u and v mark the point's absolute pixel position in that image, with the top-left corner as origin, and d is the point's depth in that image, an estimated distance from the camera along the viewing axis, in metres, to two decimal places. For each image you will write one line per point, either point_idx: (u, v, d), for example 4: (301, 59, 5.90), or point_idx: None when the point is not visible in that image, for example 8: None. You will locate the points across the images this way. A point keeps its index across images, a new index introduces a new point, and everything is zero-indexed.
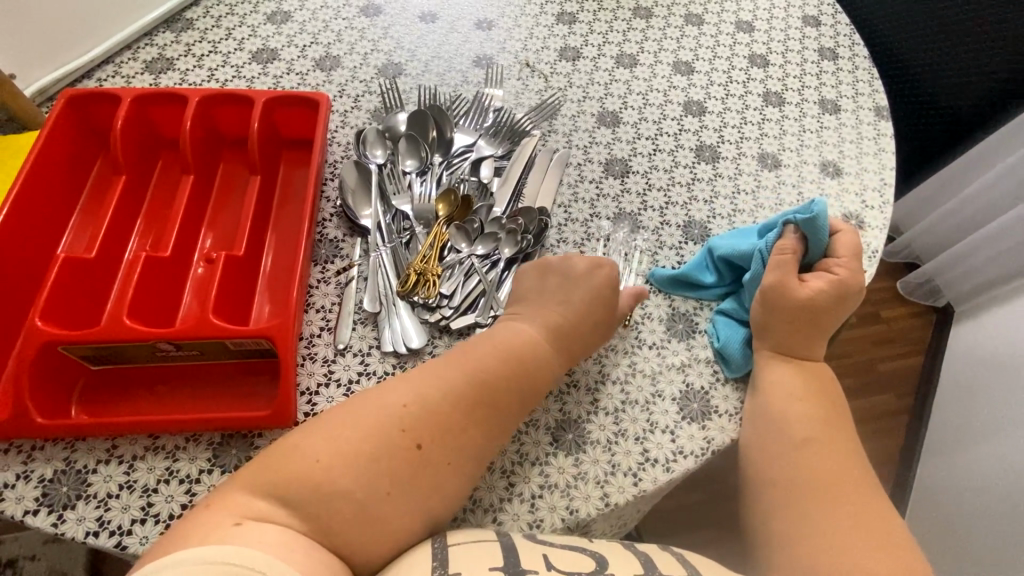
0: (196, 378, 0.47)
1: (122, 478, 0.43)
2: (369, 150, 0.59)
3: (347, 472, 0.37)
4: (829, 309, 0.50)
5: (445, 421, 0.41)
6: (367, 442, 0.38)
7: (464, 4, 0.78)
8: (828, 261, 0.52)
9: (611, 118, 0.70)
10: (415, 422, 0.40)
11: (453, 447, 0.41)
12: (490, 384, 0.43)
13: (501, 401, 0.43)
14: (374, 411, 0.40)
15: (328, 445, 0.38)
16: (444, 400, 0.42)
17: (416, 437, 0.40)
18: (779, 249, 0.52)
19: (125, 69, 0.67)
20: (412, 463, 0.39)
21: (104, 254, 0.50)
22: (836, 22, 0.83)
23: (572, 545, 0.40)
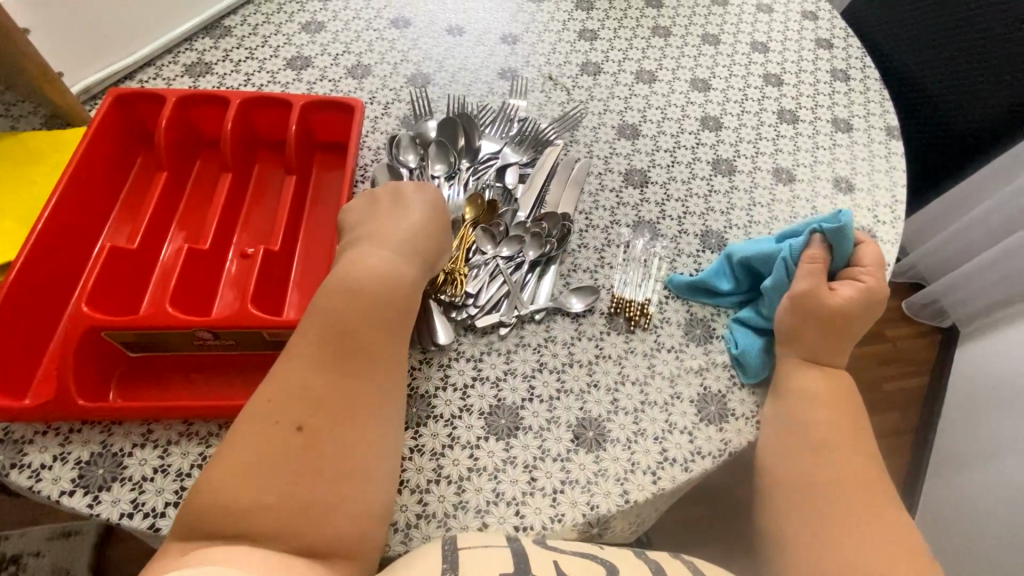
0: (230, 368, 0.49)
1: (157, 462, 0.45)
2: (401, 154, 0.62)
3: (245, 484, 0.36)
4: (858, 317, 0.51)
5: (311, 401, 0.40)
6: (250, 446, 0.38)
7: (490, 19, 0.81)
8: (853, 270, 0.54)
9: (631, 131, 0.72)
10: (283, 410, 0.39)
11: (339, 418, 0.40)
12: (348, 336, 0.43)
13: (360, 360, 0.42)
14: (252, 417, 0.39)
15: (219, 465, 0.37)
16: (309, 380, 0.41)
17: (294, 420, 0.39)
18: (810, 259, 0.53)
19: (165, 72, 0.70)
20: (303, 446, 0.38)
21: (145, 247, 0.52)
22: (848, 45, 0.86)
23: (581, 551, 0.40)
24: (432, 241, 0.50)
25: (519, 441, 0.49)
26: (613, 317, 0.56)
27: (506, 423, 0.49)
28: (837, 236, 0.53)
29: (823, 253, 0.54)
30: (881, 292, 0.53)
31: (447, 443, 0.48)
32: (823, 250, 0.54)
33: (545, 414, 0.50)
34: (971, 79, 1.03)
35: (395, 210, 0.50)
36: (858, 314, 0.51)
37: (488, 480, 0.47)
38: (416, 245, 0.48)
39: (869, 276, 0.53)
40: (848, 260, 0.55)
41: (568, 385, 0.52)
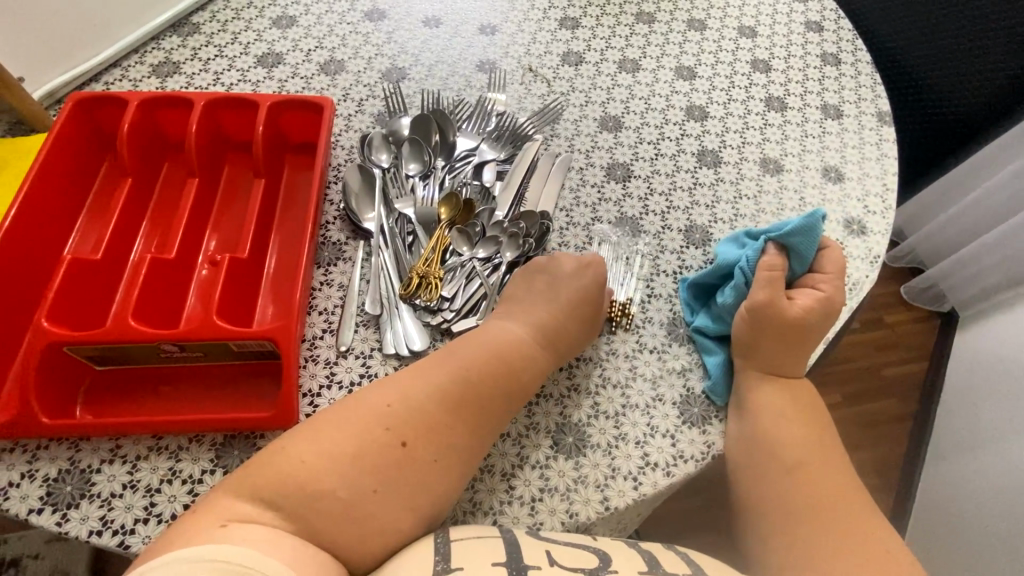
0: (198, 380, 0.48)
1: (126, 477, 0.44)
2: (374, 154, 0.60)
3: (328, 473, 0.37)
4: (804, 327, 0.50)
5: (434, 424, 0.41)
6: (354, 441, 0.39)
7: (468, 10, 0.79)
8: (812, 278, 0.53)
9: (613, 123, 0.70)
10: (399, 421, 0.40)
11: (443, 450, 0.41)
12: (476, 387, 0.44)
13: (492, 407, 0.44)
14: (371, 408, 0.41)
15: (313, 443, 0.38)
16: (428, 405, 0.42)
17: (402, 436, 0.40)
18: (766, 266, 0.52)
19: (132, 73, 0.68)
20: (397, 465, 0.39)
21: (109, 256, 0.51)
22: (839, 28, 0.84)
23: (577, 541, 0.40)
24: (585, 325, 0.51)
25: (496, 448, 0.47)
26: None
27: None
28: (796, 244, 0.52)
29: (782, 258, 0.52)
30: (836, 300, 0.52)
31: None
32: (783, 258, 0.52)
33: (523, 421, 0.49)
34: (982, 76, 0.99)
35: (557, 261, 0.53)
36: (801, 318, 0.50)
37: (465, 489, 0.46)
38: (576, 306, 0.50)
39: (824, 283, 0.52)
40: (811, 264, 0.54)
41: (548, 389, 0.51)
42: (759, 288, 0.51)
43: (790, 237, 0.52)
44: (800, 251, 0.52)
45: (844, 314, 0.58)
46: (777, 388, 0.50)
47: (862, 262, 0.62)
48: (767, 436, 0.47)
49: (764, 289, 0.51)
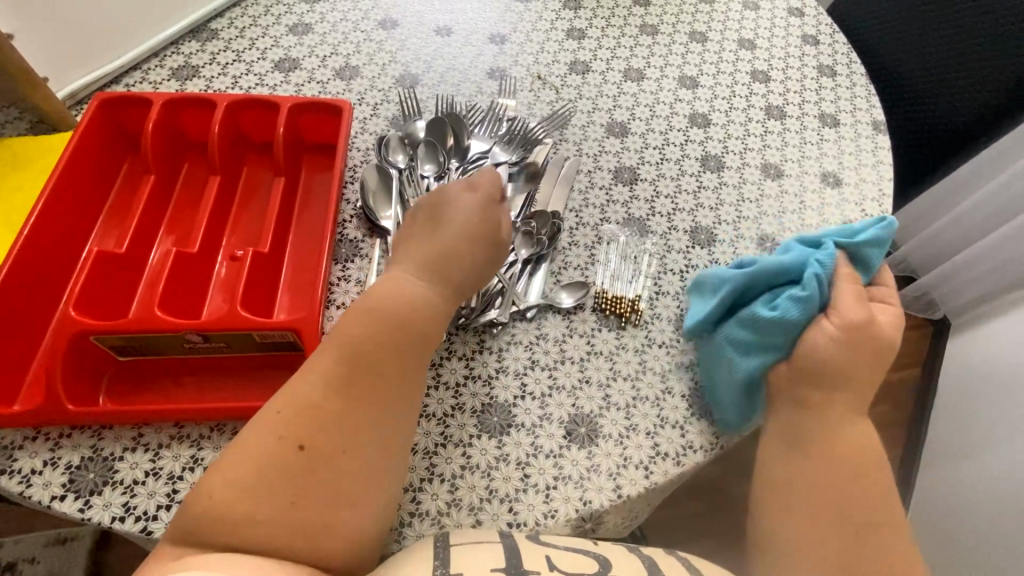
0: (221, 370, 0.49)
1: (148, 465, 0.44)
2: (390, 154, 0.62)
3: (240, 500, 0.36)
4: (885, 344, 0.48)
5: (318, 417, 0.39)
6: (255, 461, 0.37)
7: (478, 20, 0.81)
8: (876, 289, 0.51)
9: (619, 129, 0.72)
10: (289, 425, 0.38)
11: (347, 436, 0.39)
12: (358, 364, 0.41)
13: (379, 385, 0.41)
14: (266, 421, 0.39)
15: (218, 477, 0.37)
16: (309, 398, 0.39)
17: (298, 438, 0.38)
18: (845, 277, 0.49)
19: (152, 76, 0.70)
20: (305, 467, 0.37)
21: (133, 250, 0.52)
22: (834, 41, 0.87)
23: (575, 546, 0.41)
24: (472, 279, 0.48)
25: (511, 437, 0.49)
26: (602, 315, 0.57)
27: (500, 420, 0.50)
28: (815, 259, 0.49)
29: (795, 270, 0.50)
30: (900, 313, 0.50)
31: (440, 442, 0.48)
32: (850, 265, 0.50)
33: (536, 411, 0.50)
34: (975, 92, 1.01)
35: (448, 212, 0.49)
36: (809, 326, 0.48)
37: (481, 477, 0.47)
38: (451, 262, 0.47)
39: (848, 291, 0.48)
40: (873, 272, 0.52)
41: (560, 381, 0.52)
42: (835, 303, 0.48)
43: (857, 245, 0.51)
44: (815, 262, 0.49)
45: None
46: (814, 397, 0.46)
47: None
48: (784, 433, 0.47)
49: (849, 300, 0.48)
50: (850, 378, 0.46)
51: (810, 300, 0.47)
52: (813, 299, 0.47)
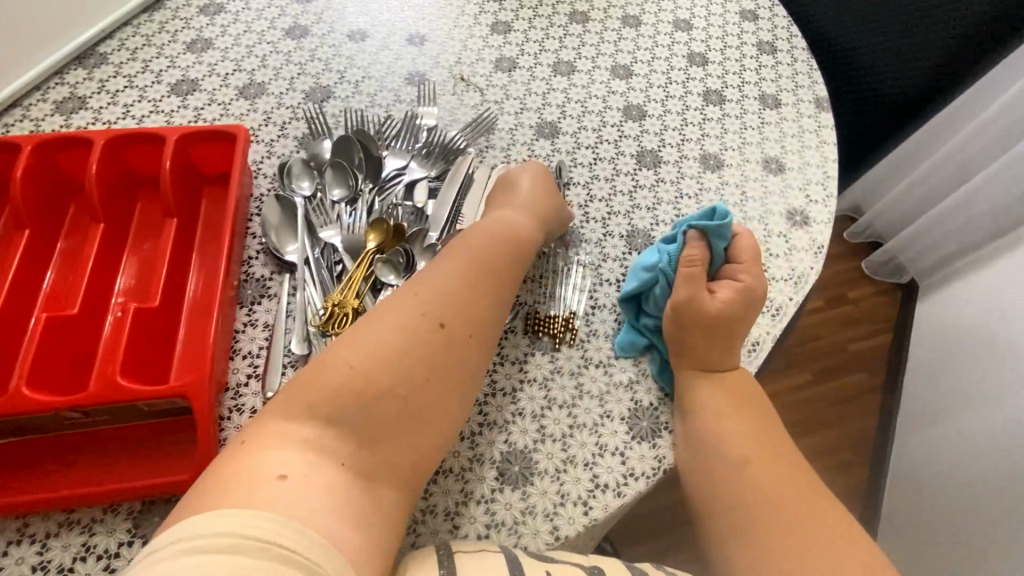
0: (105, 444, 0.43)
1: (35, 559, 0.41)
2: (294, 182, 0.57)
3: (349, 407, 0.36)
4: (731, 317, 0.49)
5: (443, 344, 0.41)
6: (365, 372, 0.37)
7: (395, 20, 0.76)
8: (731, 268, 0.52)
9: (550, 129, 0.68)
10: (379, 371, 0.38)
11: (435, 379, 0.40)
12: (475, 313, 0.44)
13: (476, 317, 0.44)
14: (347, 349, 0.38)
15: (327, 379, 0.37)
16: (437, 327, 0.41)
17: (426, 350, 0.40)
18: (686, 261, 0.51)
19: (34, 112, 0.64)
20: (413, 382, 0.39)
21: (7, 316, 0.47)
22: (773, 15, 0.83)
23: (569, 559, 0.38)
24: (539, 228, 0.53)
25: (438, 485, 0.45)
26: (534, 336, 0.53)
27: None
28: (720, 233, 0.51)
29: (702, 250, 0.51)
30: (757, 286, 0.50)
31: None
32: (702, 248, 0.51)
33: (466, 453, 0.47)
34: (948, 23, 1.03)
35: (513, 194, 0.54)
36: (726, 310, 0.49)
37: (408, 534, 0.43)
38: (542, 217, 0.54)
39: (744, 272, 0.51)
40: (727, 255, 0.53)
41: (490, 417, 0.49)
42: (679, 285, 0.50)
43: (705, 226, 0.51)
44: (719, 235, 0.51)
45: (790, 308, 0.57)
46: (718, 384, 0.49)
47: (807, 253, 0.61)
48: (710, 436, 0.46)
49: (683, 285, 0.50)
50: (729, 354, 0.50)
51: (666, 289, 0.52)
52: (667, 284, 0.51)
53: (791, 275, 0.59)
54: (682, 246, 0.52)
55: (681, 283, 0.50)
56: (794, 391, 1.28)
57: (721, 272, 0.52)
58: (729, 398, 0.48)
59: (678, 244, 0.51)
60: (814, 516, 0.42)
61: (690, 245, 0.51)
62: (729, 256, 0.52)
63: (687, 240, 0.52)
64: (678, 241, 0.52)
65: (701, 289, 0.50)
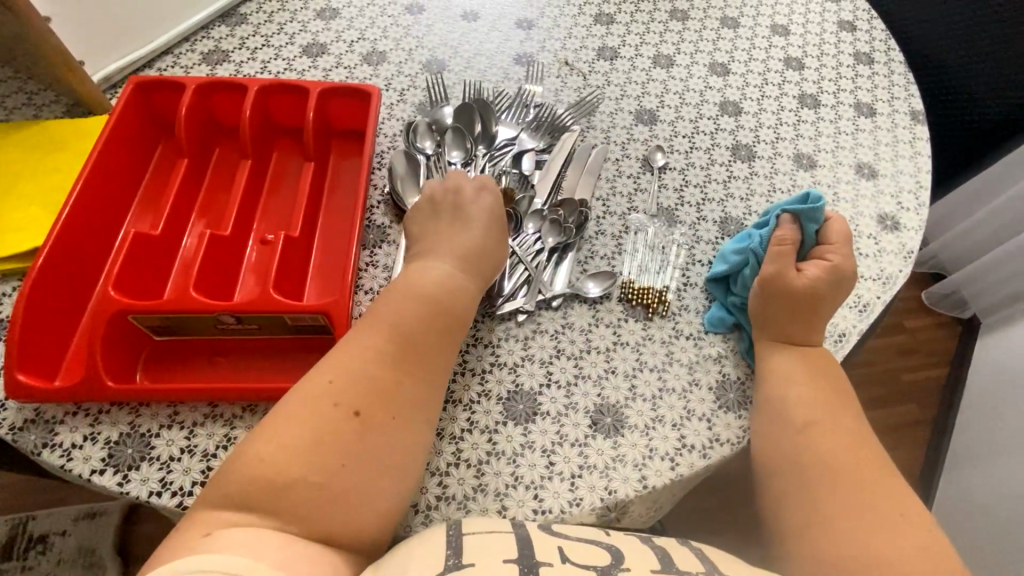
0: (252, 350, 0.49)
1: (183, 442, 0.46)
2: (418, 140, 0.62)
3: (297, 460, 0.38)
4: (818, 296, 0.52)
5: (380, 391, 0.42)
6: (313, 428, 0.39)
7: (505, 5, 0.81)
8: (820, 249, 0.55)
9: (648, 117, 0.71)
10: (348, 394, 0.41)
11: (398, 404, 0.42)
12: (412, 344, 0.44)
13: (426, 345, 0.45)
14: (307, 402, 0.40)
15: (281, 428, 0.39)
16: (365, 366, 0.42)
17: (354, 406, 0.41)
18: (777, 241, 0.54)
19: (183, 61, 0.70)
20: (354, 432, 0.40)
21: (168, 233, 0.53)
22: (871, 27, 0.84)
23: (589, 537, 0.40)
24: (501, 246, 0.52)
25: (535, 426, 0.49)
26: (629, 305, 0.56)
27: (524, 408, 0.50)
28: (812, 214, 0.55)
29: (793, 230, 0.55)
30: (847, 265, 0.53)
31: (466, 428, 0.48)
32: (793, 230, 0.55)
33: (562, 400, 0.50)
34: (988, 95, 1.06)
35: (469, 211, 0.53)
36: (813, 288, 0.52)
37: (507, 464, 0.47)
38: (484, 256, 0.51)
39: (833, 253, 0.54)
40: (817, 238, 0.56)
41: (585, 371, 0.52)
42: (768, 262, 0.53)
43: (799, 208, 0.55)
44: (810, 216, 0.55)
45: (879, 306, 0.59)
46: (792, 355, 0.51)
47: (896, 257, 0.62)
48: (776, 403, 0.49)
49: (773, 262, 0.53)
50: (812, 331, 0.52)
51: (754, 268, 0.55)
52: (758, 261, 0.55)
53: (879, 275, 0.61)
54: (774, 228, 0.55)
55: (772, 260, 0.53)
56: None
57: (809, 255, 0.55)
58: (808, 368, 0.50)
59: (770, 226, 0.56)
60: (870, 492, 0.43)
61: (782, 227, 0.55)
62: (819, 240, 0.55)
63: (778, 223, 0.56)
64: (771, 223, 0.56)
65: (790, 266, 0.53)
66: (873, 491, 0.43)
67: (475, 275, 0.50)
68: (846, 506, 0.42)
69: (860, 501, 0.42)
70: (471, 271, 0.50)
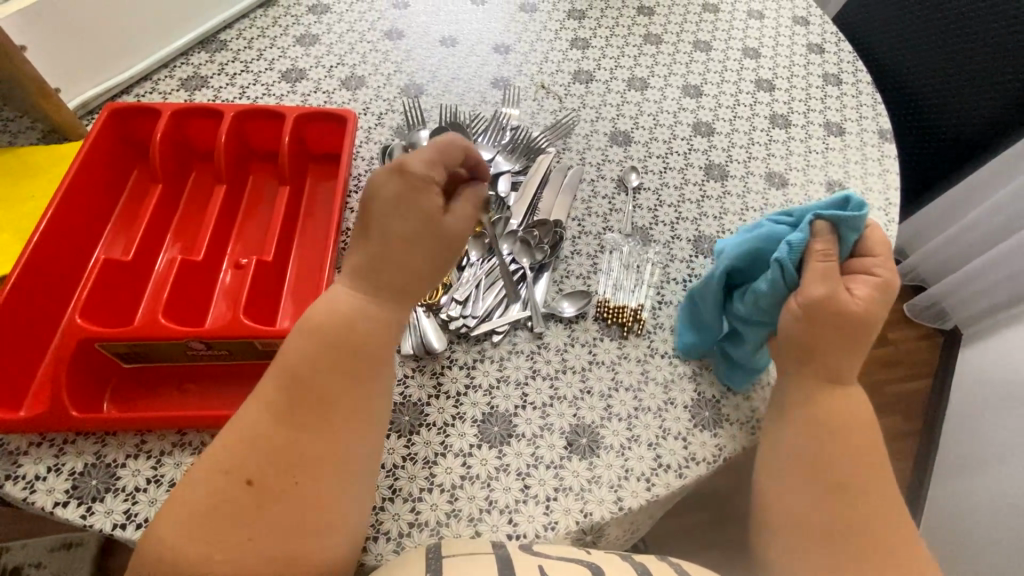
0: (224, 376, 0.49)
1: (150, 472, 0.45)
2: (394, 163, 0.63)
3: (195, 536, 0.34)
4: (869, 320, 0.42)
5: (266, 446, 0.37)
6: (207, 498, 0.36)
7: (483, 30, 0.82)
8: (859, 261, 0.44)
9: (622, 138, 0.72)
10: (232, 459, 0.37)
11: (299, 460, 0.37)
12: (302, 388, 0.39)
13: (324, 394, 0.39)
14: (200, 473, 0.37)
15: (177, 504, 0.36)
16: (253, 423, 0.38)
17: (245, 472, 0.36)
18: (822, 254, 0.43)
19: (162, 86, 0.71)
20: (253, 499, 0.36)
21: (140, 259, 0.53)
22: (839, 49, 0.87)
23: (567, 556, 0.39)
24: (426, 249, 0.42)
25: (510, 448, 0.49)
26: (604, 324, 0.56)
27: (499, 430, 0.49)
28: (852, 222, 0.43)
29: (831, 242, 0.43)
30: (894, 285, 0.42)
31: (440, 451, 0.48)
32: (832, 239, 0.43)
33: (538, 421, 0.50)
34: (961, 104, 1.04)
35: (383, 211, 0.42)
36: (864, 314, 0.42)
37: (481, 488, 0.47)
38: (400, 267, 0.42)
39: (880, 266, 0.43)
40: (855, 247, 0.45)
41: (561, 391, 0.52)
42: (815, 283, 0.42)
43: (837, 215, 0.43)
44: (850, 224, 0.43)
45: None
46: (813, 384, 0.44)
47: None
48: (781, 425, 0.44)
49: (821, 282, 0.42)
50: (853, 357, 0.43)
51: (778, 289, 0.44)
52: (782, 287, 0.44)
53: None
54: (809, 236, 0.43)
55: (814, 282, 0.42)
56: None
57: (850, 265, 0.44)
58: (823, 402, 0.43)
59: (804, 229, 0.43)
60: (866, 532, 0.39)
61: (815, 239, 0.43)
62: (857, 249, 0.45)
63: (813, 231, 0.43)
64: (804, 230, 0.43)
65: (839, 289, 0.42)
66: (869, 531, 0.39)
67: (396, 301, 0.43)
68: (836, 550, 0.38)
69: (852, 548, 0.38)
70: (395, 291, 0.42)
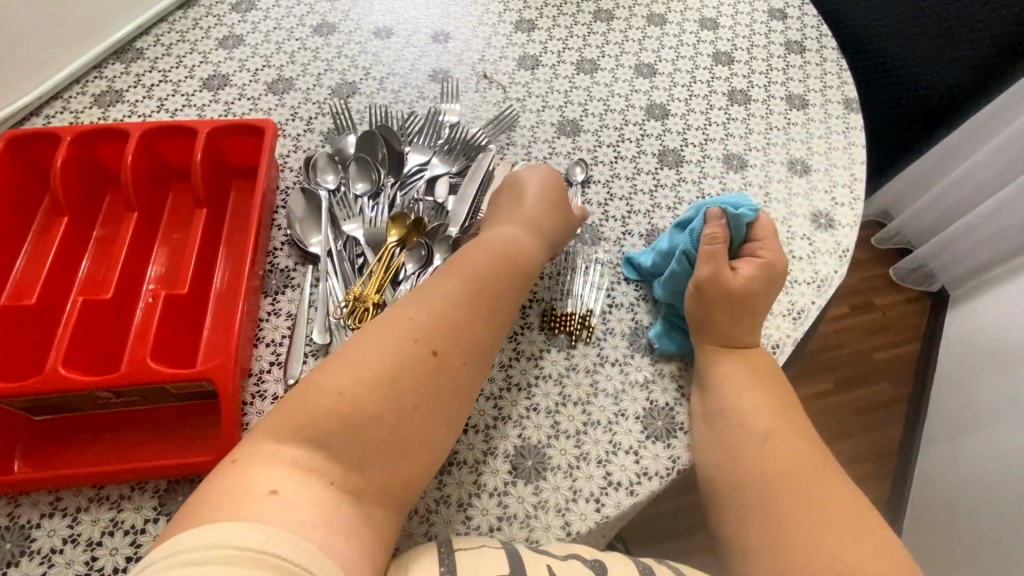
0: (141, 422, 0.46)
1: (66, 532, 0.42)
2: (319, 175, 0.58)
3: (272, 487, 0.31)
4: (750, 295, 0.50)
5: (351, 425, 0.35)
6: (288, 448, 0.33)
7: (420, 18, 0.77)
8: (749, 246, 0.52)
9: (571, 127, 0.68)
10: (321, 421, 0.35)
11: (371, 447, 0.35)
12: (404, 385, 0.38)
13: (407, 390, 0.38)
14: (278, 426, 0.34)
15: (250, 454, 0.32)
16: (346, 401, 0.36)
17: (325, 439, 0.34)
18: (709, 238, 0.51)
19: (73, 105, 0.66)
20: (331, 473, 0.33)
21: (46, 301, 0.49)
22: (802, 14, 0.82)
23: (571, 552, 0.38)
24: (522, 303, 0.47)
25: (453, 475, 0.46)
26: (551, 334, 0.53)
27: None
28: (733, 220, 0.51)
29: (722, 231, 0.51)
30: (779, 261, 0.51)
31: None
32: (722, 226, 0.51)
33: (481, 446, 0.47)
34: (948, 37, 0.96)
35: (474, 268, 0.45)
36: (746, 291, 0.49)
37: (420, 524, 0.44)
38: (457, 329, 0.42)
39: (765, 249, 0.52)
40: (747, 232, 0.53)
41: (506, 411, 0.49)
42: (703, 264, 0.50)
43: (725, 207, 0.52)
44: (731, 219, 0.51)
45: (813, 311, 0.56)
46: (733, 360, 0.49)
47: (831, 256, 0.60)
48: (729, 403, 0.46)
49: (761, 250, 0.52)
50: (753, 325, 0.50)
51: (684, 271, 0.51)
52: (683, 271, 0.51)
53: (814, 279, 0.58)
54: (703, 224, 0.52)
55: (702, 262, 0.50)
56: (815, 398, 1.25)
57: (739, 251, 0.53)
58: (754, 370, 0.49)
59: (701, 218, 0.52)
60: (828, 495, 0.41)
61: (709, 223, 0.51)
62: (749, 234, 0.53)
63: (705, 219, 0.52)
64: (700, 218, 0.52)
65: (722, 268, 0.50)
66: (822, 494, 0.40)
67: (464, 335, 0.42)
68: (805, 492, 0.40)
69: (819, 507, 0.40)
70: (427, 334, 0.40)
